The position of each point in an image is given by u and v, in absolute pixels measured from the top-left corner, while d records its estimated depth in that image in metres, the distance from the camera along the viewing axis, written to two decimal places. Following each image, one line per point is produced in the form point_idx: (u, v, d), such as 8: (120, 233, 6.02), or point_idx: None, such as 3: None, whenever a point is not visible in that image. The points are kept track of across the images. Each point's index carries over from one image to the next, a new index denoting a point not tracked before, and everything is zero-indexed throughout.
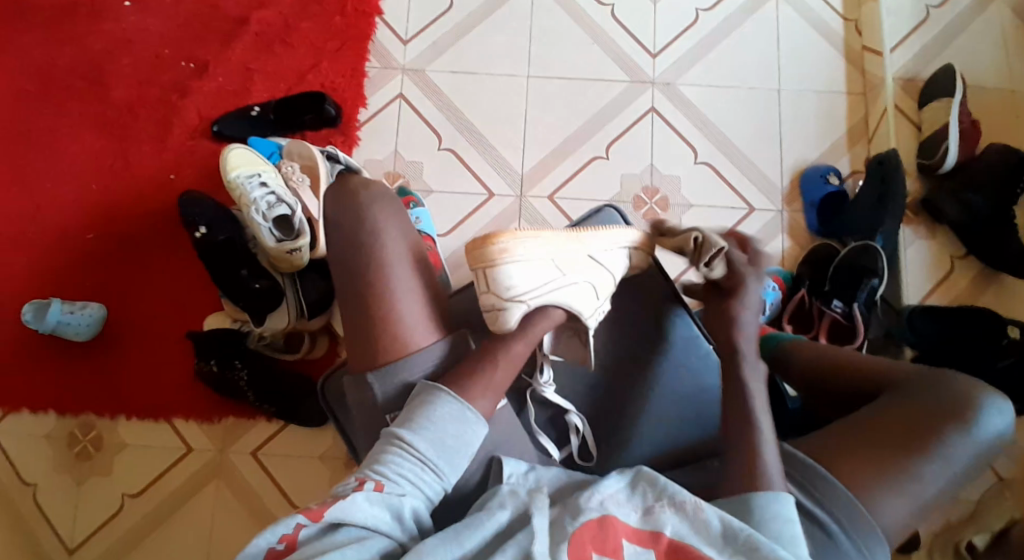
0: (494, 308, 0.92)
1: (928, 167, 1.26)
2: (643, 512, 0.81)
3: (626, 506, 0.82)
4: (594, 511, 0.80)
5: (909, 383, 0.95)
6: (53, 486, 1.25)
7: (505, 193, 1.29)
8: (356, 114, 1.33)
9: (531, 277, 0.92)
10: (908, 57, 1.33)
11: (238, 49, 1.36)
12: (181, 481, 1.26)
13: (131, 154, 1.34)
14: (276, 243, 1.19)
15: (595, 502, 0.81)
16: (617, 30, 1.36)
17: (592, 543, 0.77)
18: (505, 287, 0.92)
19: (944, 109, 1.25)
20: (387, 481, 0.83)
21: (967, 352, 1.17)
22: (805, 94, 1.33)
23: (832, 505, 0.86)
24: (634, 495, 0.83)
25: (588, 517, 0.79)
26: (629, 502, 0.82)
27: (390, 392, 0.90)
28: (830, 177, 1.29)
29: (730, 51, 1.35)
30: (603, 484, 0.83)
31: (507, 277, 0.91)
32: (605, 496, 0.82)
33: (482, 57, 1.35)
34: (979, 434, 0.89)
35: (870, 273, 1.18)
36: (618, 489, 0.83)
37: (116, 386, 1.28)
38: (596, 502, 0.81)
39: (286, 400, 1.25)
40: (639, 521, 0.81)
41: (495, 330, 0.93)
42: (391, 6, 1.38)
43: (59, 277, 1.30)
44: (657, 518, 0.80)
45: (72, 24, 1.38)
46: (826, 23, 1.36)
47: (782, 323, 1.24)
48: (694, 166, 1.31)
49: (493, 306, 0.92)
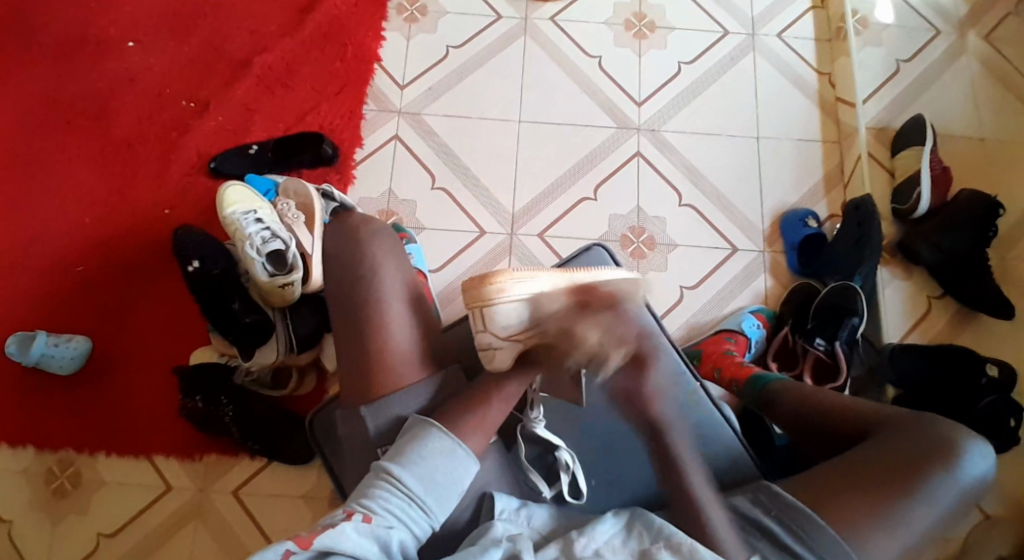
0: (490, 347, 0.97)
1: (902, 212, 1.31)
2: (638, 556, 0.86)
3: (621, 552, 0.86)
4: (590, 558, 0.84)
5: (895, 426, 0.96)
6: (25, 524, 1.22)
7: (496, 231, 1.32)
8: (353, 153, 1.37)
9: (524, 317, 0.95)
10: (880, 108, 1.39)
11: (238, 90, 1.40)
12: (160, 521, 1.22)
13: (126, 189, 1.35)
14: (269, 278, 1.20)
15: (590, 549, 0.85)
16: (604, 78, 1.42)
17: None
18: (502, 327, 0.96)
19: (916, 157, 1.31)
20: (375, 515, 0.83)
21: (948, 391, 1.19)
22: (784, 141, 1.39)
23: (820, 545, 0.87)
24: (630, 538, 0.87)
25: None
26: (625, 547, 0.86)
27: (383, 425, 0.93)
28: (809, 220, 1.33)
29: (713, 100, 1.41)
30: (597, 530, 0.87)
31: (503, 317, 0.96)
32: (600, 544, 0.86)
33: (476, 103, 1.40)
34: (964, 475, 0.90)
35: (849, 312, 1.21)
36: (614, 534, 0.88)
37: (97, 420, 1.26)
38: (592, 549, 0.85)
39: (270, 437, 1.24)
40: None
41: (490, 370, 0.97)
42: (388, 53, 1.44)
43: (47, 310, 1.29)
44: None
45: (75, 63, 1.42)
46: (802, 76, 1.43)
47: (766, 362, 1.27)
48: (679, 208, 1.35)
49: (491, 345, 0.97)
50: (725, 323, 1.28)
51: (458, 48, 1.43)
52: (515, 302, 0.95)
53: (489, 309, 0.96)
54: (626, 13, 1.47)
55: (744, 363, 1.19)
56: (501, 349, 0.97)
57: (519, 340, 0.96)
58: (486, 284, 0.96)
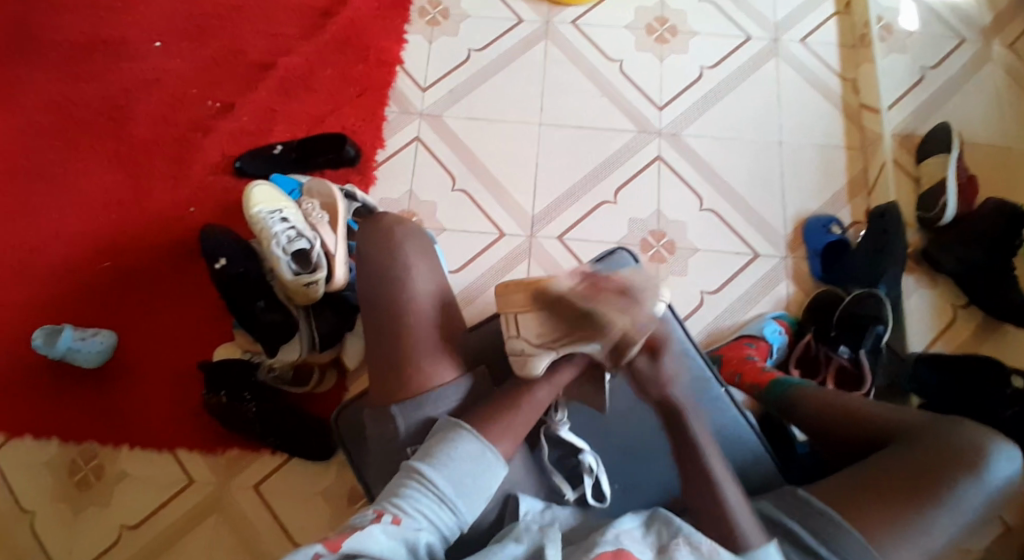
0: (524, 353, 0.95)
1: (927, 220, 1.30)
2: (658, 549, 0.85)
3: (641, 543, 0.85)
4: (609, 544, 0.83)
5: (920, 430, 0.95)
6: (49, 515, 1.24)
7: (515, 233, 1.33)
8: (375, 155, 1.38)
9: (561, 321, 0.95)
10: (904, 114, 1.38)
11: (264, 91, 1.42)
12: (181, 514, 1.24)
13: (154, 187, 1.38)
14: (293, 276, 1.21)
15: (610, 536, 0.85)
16: (625, 82, 1.42)
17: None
18: (535, 333, 0.95)
19: (941, 163, 1.30)
20: (404, 515, 0.84)
21: (972, 403, 1.18)
22: (806, 147, 1.38)
23: (845, 551, 0.87)
24: (649, 533, 0.86)
25: (603, 549, 0.82)
26: (644, 540, 0.86)
27: (413, 426, 0.95)
28: (833, 228, 1.33)
29: (734, 106, 1.41)
30: (618, 522, 0.87)
31: (537, 323, 0.95)
32: (620, 531, 0.86)
33: (497, 106, 1.41)
34: (989, 480, 0.90)
35: (873, 320, 1.19)
36: (633, 528, 0.87)
37: (121, 415, 1.28)
38: (612, 536, 0.84)
39: (296, 435, 1.25)
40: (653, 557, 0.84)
41: (524, 375, 0.96)
42: (411, 56, 1.45)
43: (74, 305, 1.32)
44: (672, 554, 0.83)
45: (105, 64, 1.45)
46: (825, 82, 1.43)
47: (787, 367, 1.26)
48: (699, 213, 1.35)
49: (522, 351, 0.95)
50: (745, 328, 1.27)
51: (480, 51, 1.45)
52: (547, 308, 0.95)
53: (523, 315, 0.95)
54: (647, 17, 1.47)
55: (766, 369, 1.19)
56: (534, 355, 0.95)
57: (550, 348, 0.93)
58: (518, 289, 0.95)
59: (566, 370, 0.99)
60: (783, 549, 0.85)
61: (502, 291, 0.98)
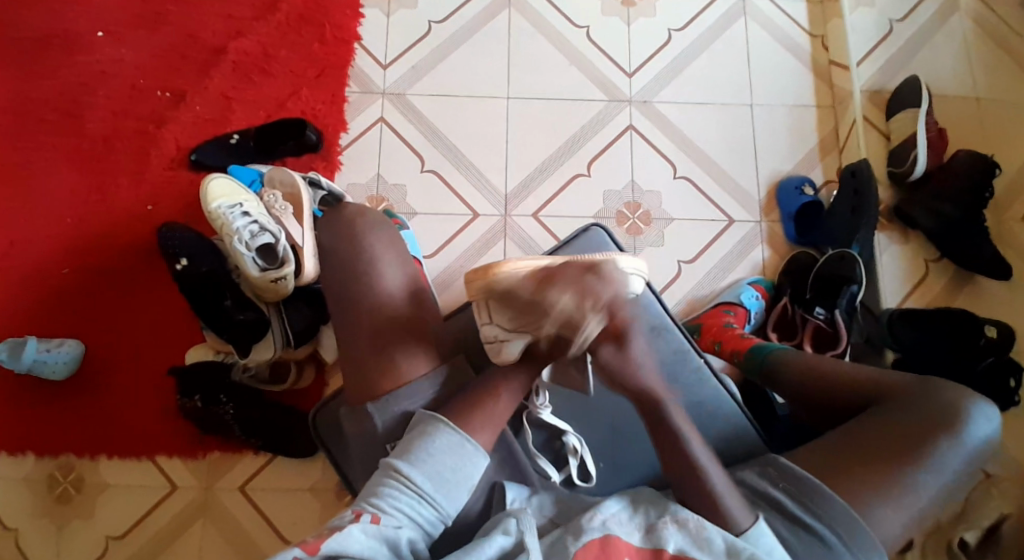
0: (497, 338, 0.93)
1: (899, 175, 1.30)
2: (645, 530, 0.85)
3: (629, 525, 0.85)
4: (596, 531, 0.83)
5: (898, 395, 0.96)
6: (32, 531, 1.21)
7: (489, 213, 1.30)
8: (337, 139, 1.33)
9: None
10: (873, 69, 1.37)
11: (215, 77, 1.35)
12: (167, 520, 1.22)
13: (108, 186, 1.32)
14: (260, 273, 1.17)
15: (598, 521, 0.84)
16: (593, 50, 1.38)
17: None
18: (509, 316, 0.92)
19: (911, 120, 1.29)
20: (383, 513, 0.83)
21: (948, 358, 1.19)
22: (776, 108, 1.37)
23: (830, 518, 0.88)
24: (637, 513, 0.87)
25: (591, 537, 0.83)
26: (632, 521, 0.86)
27: (390, 423, 0.93)
28: (805, 188, 1.32)
29: (703, 68, 1.38)
30: (605, 504, 0.86)
31: (513, 309, 0.92)
32: (607, 515, 0.85)
33: (462, 81, 1.36)
34: (968, 440, 0.91)
35: (847, 280, 1.20)
36: (621, 508, 0.87)
37: (95, 424, 1.24)
38: (599, 521, 0.84)
39: (275, 432, 1.23)
40: (641, 540, 0.84)
41: (499, 362, 0.94)
42: (368, 32, 1.39)
43: (34, 314, 1.27)
44: (659, 536, 0.84)
45: (43, 56, 1.37)
46: (794, 39, 1.40)
47: (765, 333, 1.26)
48: (673, 180, 1.33)
49: (497, 338, 0.93)
50: (723, 296, 1.27)
51: (440, 23, 1.39)
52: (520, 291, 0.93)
53: (498, 300, 0.91)
54: None
55: (746, 335, 1.19)
56: (508, 341, 0.92)
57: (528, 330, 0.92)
58: (492, 274, 0.90)
59: (545, 354, 0.95)
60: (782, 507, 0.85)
61: (469, 276, 0.92)
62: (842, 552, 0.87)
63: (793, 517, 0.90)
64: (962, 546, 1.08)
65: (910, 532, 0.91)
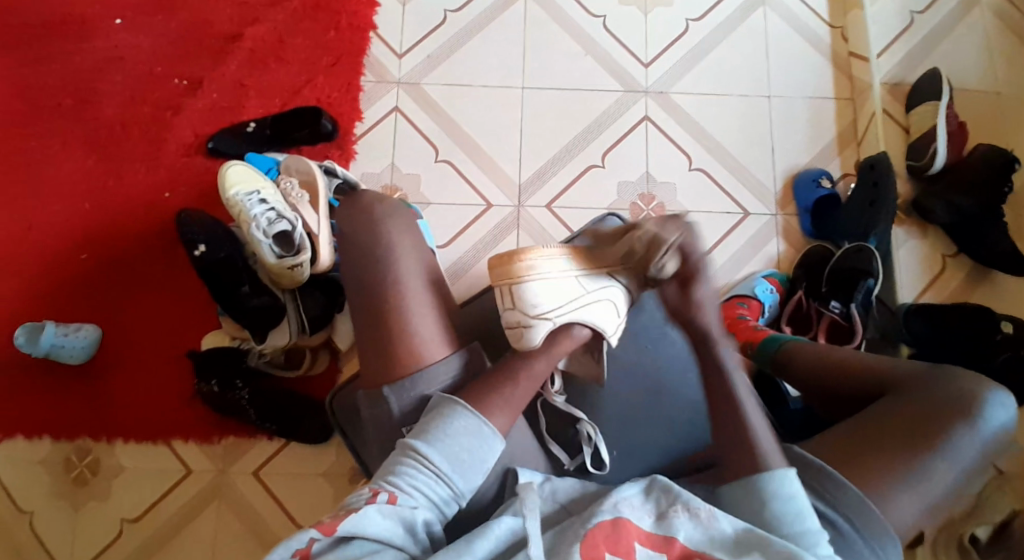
0: (518, 325, 0.96)
1: (917, 169, 1.28)
2: (657, 516, 0.85)
3: (640, 510, 0.86)
4: (607, 513, 0.84)
5: (917, 383, 0.95)
6: (50, 513, 1.23)
7: (503, 204, 1.30)
8: (353, 128, 1.33)
9: (554, 294, 0.95)
10: (893, 62, 1.36)
11: (231, 65, 1.36)
12: (182, 504, 1.23)
13: (126, 172, 1.33)
14: (276, 260, 1.17)
15: (609, 504, 0.85)
16: (610, 40, 1.38)
17: (607, 544, 0.80)
18: (531, 304, 0.96)
19: (932, 112, 1.28)
20: (400, 493, 0.84)
21: (965, 353, 1.18)
22: (794, 99, 1.35)
23: (844, 506, 0.88)
24: (649, 499, 0.87)
25: (601, 518, 0.83)
26: (644, 507, 0.86)
27: (407, 407, 0.93)
28: (823, 181, 1.30)
29: (721, 59, 1.37)
30: (618, 490, 0.87)
31: (531, 295, 0.96)
32: (619, 499, 0.86)
33: (478, 70, 1.36)
34: (987, 428, 0.90)
35: (864, 273, 1.19)
36: (633, 494, 0.87)
37: (112, 408, 1.26)
38: (610, 504, 0.85)
39: (288, 419, 1.24)
40: (652, 525, 0.84)
41: (519, 348, 0.96)
42: (385, 21, 1.39)
43: (53, 299, 1.28)
44: (671, 523, 0.84)
45: (62, 44, 1.38)
46: (812, 29, 1.39)
47: (780, 325, 1.25)
48: (689, 172, 1.32)
49: (517, 322, 0.96)
50: (737, 289, 1.26)
51: (456, 12, 1.39)
52: (541, 281, 0.96)
53: (516, 287, 0.96)
54: None
55: (759, 327, 1.19)
56: (529, 326, 0.96)
57: (549, 317, 0.95)
58: (512, 262, 0.97)
59: (565, 343, 0.97)
60: (791, 485, 0.85)
61: (494, 262, 0.98)
62: (857, 542, 0.87)
63: (807, 506, 0.89)
64: (973, 541, 1.10)
65: (925, 523, 0.90)
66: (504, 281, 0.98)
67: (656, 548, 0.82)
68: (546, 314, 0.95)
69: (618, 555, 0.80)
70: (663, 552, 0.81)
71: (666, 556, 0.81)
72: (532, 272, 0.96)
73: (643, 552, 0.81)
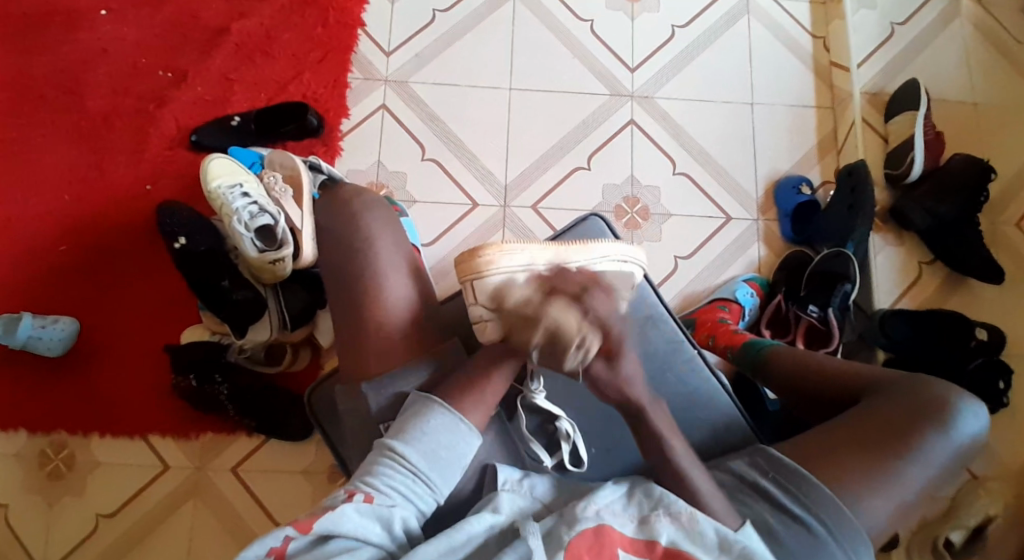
0: (482, 319, 0.96)
1: (895, 177, 1.31)
2: (639, 521, 0.86)
3: (622, 515, 0.86)
4: (590, 521, 0.84)
5: (888, 389, 0.97)
6: (22, 508, 1.21)
7: (488, 203, 1.30)
8: (339, 125, 1.33)
9: (518, 290, 0.95)
10: (874, 72, 1.38)
11: (218, 59, 1.36)
12: (158, 500, 1.22)
13: (108, 164, 1.32)
14: (258, 253, 1.18)
15: (591, 511, 0.85)
16: (597, 43, 1.39)
17: (590, 553, 0.81)
18: (491, 298, 0.95)
19: (909, 121, 1.30)
20: (377, 493, 0.84)
21: (940, 360, 1.20)
22: (776, 107, 1.38)
23: (817, 508, 0.89)
24: (631, 504, 0.87)
25: (584, 526, 0.83)
26: (626, 511, 0.87)
27: (385, 403, 0.93)
28: (803, 187, 1.33)
29: (706, 66, 1.39)
30: (599, 495, 0.87)
31: (494, 290, 0.95)
32: (601, 506, 0.86)
33: (466, 70, 1.37)
34: (956, 435, 0.92)
35: (841, 278, 1.21)
36: (615, 499, 0.88)
37: (88, 402, 1.24)
38: (592, 512, 0.85)
39: (267, 416, 1.23)
40: (635, 530, 0.85)
41: (485, 341, 0.96)
42: (373, 19, 1.39)
43: (30, 291, 1.27)
44: (653, 527, 0.85)
45: (45, 33, 1.36)
46: (795, 38, 1.41)
47: (759, 329, 1.27)
48: (672, 176, 1.34)
49: (482, 316, 0.95)
50: (718, 292, 1.28)
51: (444, 12, 1.40)
52: (504, 274, 0.95)
53: (480, 283, 0.95)
54: None
55: (737, 330, 1.20)
56: (493, 320, 0.95)
57: (507, 313, 0.94)
58: (475, 257, 0.95)
59: None
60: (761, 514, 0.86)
61: (459, 260, 0.98)
62: (830, 543, 0.89)
63: (782, 507, 0.91)
64: (946, 545, 1.12)
65: (895, 524, 0.92)
66: (469, 277, 0.97)
67: (639, 554, 0.82)
68: (508, 308, 0.95)
69: None
70: (645, 557, 0.82)
71: None
72: (493, 267, 0.95)
73: None
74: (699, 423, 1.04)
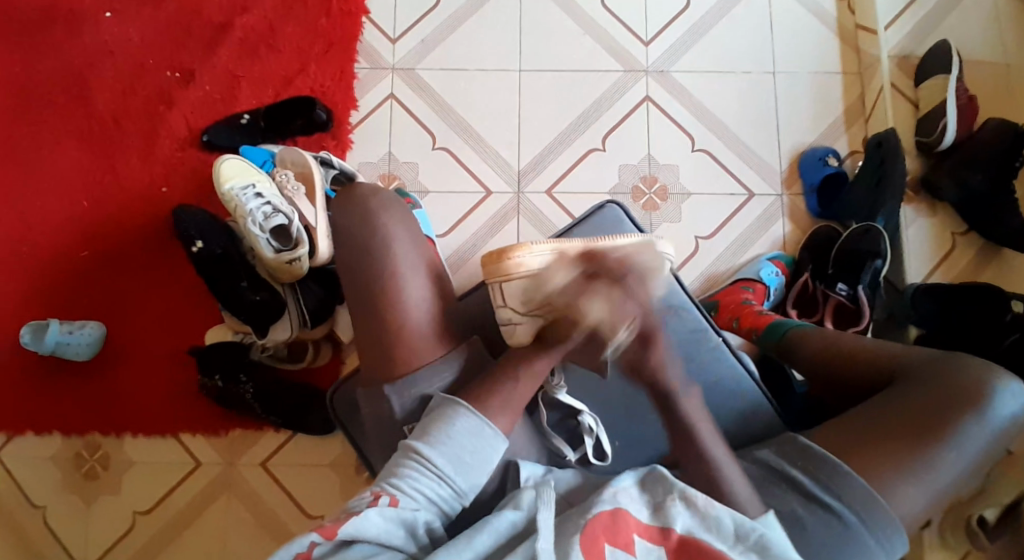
0: (510, 321, 0.97)
1: (927, 145, 1.25)
2: (654, 508, 0.84)
3: (639, 501, 0.84)
4: (607, 504, 0.83)
5: (924, 369, 0.93)
6: (63, 508, 1.25)
7: (502, 190, 1.28)
8: (348, 117, 1.31)
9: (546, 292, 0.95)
10: (902, 34, 1.31)
11: (224, 55, 1.34)
12: (191, 497, 1.25)
13: (123, 167, 1.32)
14: (275, 254, 1.17)
15: (608, 494, 0.84)
16: (608, 18, 1.34)
17: (606, 536, 0.79)
18: (520, 302, 0.95)
19: (941, 86, 1.23)
20: (401, 495, 0.83)
21: (970, 337, 1.14)
22: (800, 76, 1.32)
23: (849, 497, 0.86)
24: (646, 491, 0.86)
25: (600, 510, 0.82)
26: (641, 498, 0.85)
27: (408, 406, 0.93)
28: (830, 159, 1.28)
29: (724, 35, 1.33)
30: (617, 480, 0.86)
31: (521, 292, 0.95)
32: (618, 489, 0.85)
33: (473, 54, 1.33)
34: (995, 419, 0.88)
35: (872, 255, 1.17)
36: (630, 485, 0.86)
37: (119, 404, 1.27)
38: (609, 495, 0.84)
39: (294, 412, 1.24)
40: (649, 517, 0.83)
41: (512, 343, 0.98)
42: (377, 5, 1.36)
43: (55, 297, 1.29)
44: (668, 513, 0.83)
45: (51, 38, 1.36)
46: (818, 1, 1.34)
47: (786, 308, 1.24)
48: (691, 153, 1.30)
49: (510, 319, 0.96)
50: (741, 272, 1.24)
51: None
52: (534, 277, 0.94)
53: (507, 284, 0.95)
54: None
55: (764, 312, 1.17)
56: (520, 324, 0.96)
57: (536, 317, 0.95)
58: (502, 259, 0.95)
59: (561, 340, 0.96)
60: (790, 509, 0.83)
61: (485, 261, 0.97)
62: (864, 535, 0.85)
63: (811, 498, 0.88)
64: (980, 524, 1.09)
65: (932, 512, 0.88)
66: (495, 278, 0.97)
67: (654, 541, 0.80)
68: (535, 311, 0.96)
69: (618, 547, 0.79)
70: (661, 545, 0.80)
71: (664, 549, 0.80)
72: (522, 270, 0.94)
73: (641, 544, 0.80)
74: (719, 407, 1.03)
